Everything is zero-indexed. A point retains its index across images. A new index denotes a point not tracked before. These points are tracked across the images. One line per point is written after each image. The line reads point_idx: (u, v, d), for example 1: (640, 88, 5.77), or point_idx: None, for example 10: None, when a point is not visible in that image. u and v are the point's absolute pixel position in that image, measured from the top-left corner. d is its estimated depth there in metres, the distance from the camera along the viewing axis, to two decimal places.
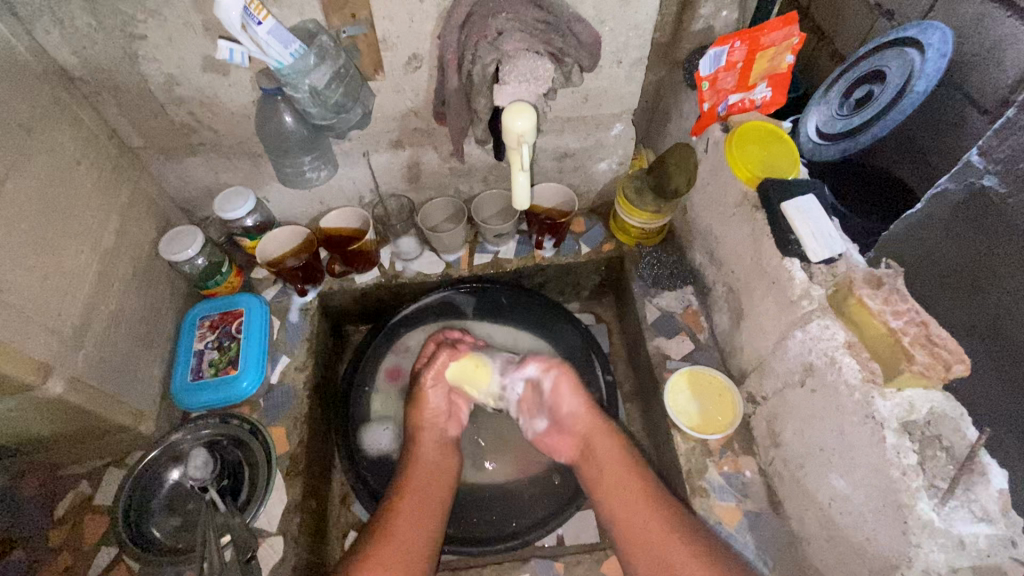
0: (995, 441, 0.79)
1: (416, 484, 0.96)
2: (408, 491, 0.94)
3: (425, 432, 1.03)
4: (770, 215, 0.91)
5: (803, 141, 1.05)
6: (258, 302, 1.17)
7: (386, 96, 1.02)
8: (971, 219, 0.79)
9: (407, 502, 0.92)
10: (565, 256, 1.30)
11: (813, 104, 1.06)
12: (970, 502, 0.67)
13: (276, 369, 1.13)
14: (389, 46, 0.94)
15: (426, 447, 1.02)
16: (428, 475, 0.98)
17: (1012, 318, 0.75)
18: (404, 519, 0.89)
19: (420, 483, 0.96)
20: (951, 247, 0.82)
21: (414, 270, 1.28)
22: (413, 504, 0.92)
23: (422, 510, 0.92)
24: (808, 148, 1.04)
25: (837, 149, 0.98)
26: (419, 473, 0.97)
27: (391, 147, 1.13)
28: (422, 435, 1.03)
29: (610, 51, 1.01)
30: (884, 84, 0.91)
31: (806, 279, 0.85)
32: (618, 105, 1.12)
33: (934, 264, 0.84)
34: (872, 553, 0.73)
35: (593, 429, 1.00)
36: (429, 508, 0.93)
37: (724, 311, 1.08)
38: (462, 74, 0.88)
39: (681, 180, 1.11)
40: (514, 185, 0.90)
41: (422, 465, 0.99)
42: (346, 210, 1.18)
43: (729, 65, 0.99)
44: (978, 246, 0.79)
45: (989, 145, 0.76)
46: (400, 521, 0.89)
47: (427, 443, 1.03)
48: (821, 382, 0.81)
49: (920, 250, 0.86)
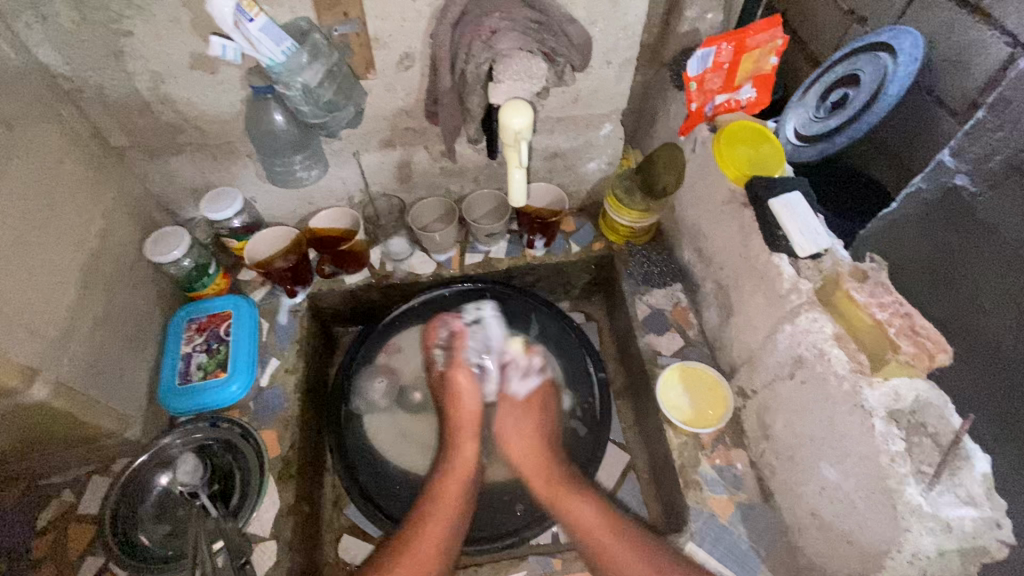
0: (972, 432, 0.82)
1: (451, 489, 0.95)
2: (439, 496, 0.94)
3: (465, 439, 1.01)
4: (758, 211, 0.93)
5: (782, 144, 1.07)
6: (248, 303, 1.15)
7: (378, 95, 1.02)
8: (945, 218, 0.83)
9: (436, 512, 0.91)
10: (556, 255, 1.31)
11: (790, 107, 1.08)
12: (955, 487, 0.69)
13: (266, 371, 1.11)
14: (381, 45, 0.93)
15: (462, 452, 1.00)
16: (462, 480, 0.97)
17: (986, 314, 0.79)
18: (434, 528, 0.89)
19: (455, 487, 0.96)
20: (923, 243, 0.86)
21: (404, 270, 1.28)
22: (445, 512, 0.92)
23: (456, 513, 0.92)
24: (787, 151, 1.06)
25: (815, 151, 1.00)
26: (453, 479, 0.97)
27: (382, 146, 1.13)
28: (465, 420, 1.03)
29: (600, 52, 1.01)
30: (859, 87, 0.94)
31: (794, 273, 0.87)
32: (607, 105, 1.13)
33: (911, 263, 0.88)
34: (864, 539, 0.75)
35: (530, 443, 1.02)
36: (454, 512, 0.92)
37: (714, 307, 1.10)
38: (455, 73, 0.88)
39: (670, 178, 1.17)
40: (510, 182, 0.90)
41: (460, 471, 0.98)
42: (337, 210, 1.19)
43: (717, 66, 1.01)
44: (953, 242, 0.82)
45: (961, 145, 0.80)
46: (430, 528, 0.89)
47: (473, 439, 1.02)
48: (810, 374, 0.83)
49: (897, 248, 0.90)
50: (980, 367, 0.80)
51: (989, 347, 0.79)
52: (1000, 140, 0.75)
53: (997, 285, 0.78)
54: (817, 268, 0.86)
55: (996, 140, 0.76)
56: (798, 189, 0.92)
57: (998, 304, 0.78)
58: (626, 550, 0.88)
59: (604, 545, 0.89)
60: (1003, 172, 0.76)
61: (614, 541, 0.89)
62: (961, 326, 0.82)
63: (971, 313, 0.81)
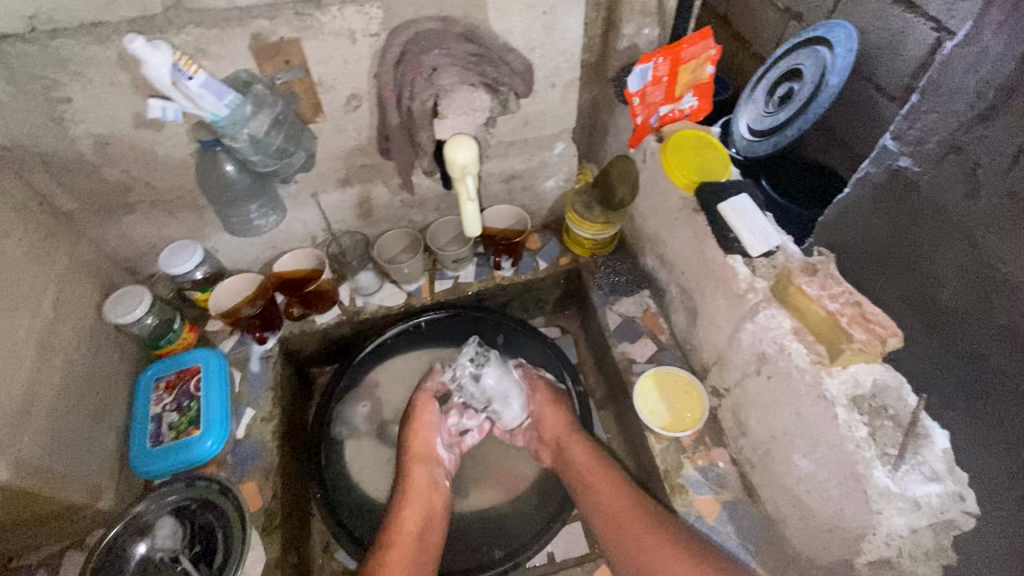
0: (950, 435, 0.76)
1: (410, 518, 0.98)
2: (401, 521, 0.97)
3: (416, 467, 1.04)
4: (708, 215, 0.96)
5: (738, 140, 1.11)
6: (217, 354, 1.14)
7: (329, 136, 1.01)
8: (895, 200, 0.82)
9: (402, 534, 0.95)
10: (524, 274, 1.33)
11: (742, 105, 1.11)
12: (919, 465, 0.72)
13: (241, 423, 1.10)
14: (326, 88, 0.94)
15: (416, 480, 1.02)
16: (420, 506, 1.00)
17: (942, 288, 0.76)
18: (399, 554, 0.92)
19: (415, 509, 0.99)
20: (877, 225, 0.85)
21: (375, 303, 1.28)
22: (407, 538, 0.95)
23: (417, 539, 0.95)
24: (743, 146, 1.09)
25: (770, 144, 1.04)
26: (411, 506, 0.99)
27: (339, 185, 1.13)
28: (418, 444, 1.06)
29: (543, 76, 1.04)
30: (802, 81, 0.98)
31: (749, 273, 0.89)
32: (557, 126, 1.16)
33: (870, 245, 0.87)
34: (841, 525, 0.77)
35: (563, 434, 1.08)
36: (420, 531, 0.97)
37: (680, 311, 1.12)
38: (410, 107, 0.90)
39: (625, 191, 1.17)
40: (465, 215, 0.90)
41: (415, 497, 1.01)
42: (300, 251, 1.20)
43: (656, 79, 1.04)
44: (905, 223, 0.81)
45: (901, 129, 0.79)
46: (394, 556, 0.92)
47: (419, 464, 1.04)
48: (774, 369, 0.85)
49: (852, 232, 0.90)
50: (944, 347, 0.77)
51: (948, 324, 0.76)
52: (934, 122, 0.74)
53: (946, 260, 0.75)
54: (770, 266, 0.88)
55: (933, 121, 0.74)
56: (746, 191, 0.94)
57: (953, 279, 0.75)
58: (660, 543, 0.89)
59: (631, 530, 0.93)
60: (944, 151, 0.73)
61: (646, 533, 0.91)
62: (924, 305, 0.80)
63: (930, 291, 0.78)
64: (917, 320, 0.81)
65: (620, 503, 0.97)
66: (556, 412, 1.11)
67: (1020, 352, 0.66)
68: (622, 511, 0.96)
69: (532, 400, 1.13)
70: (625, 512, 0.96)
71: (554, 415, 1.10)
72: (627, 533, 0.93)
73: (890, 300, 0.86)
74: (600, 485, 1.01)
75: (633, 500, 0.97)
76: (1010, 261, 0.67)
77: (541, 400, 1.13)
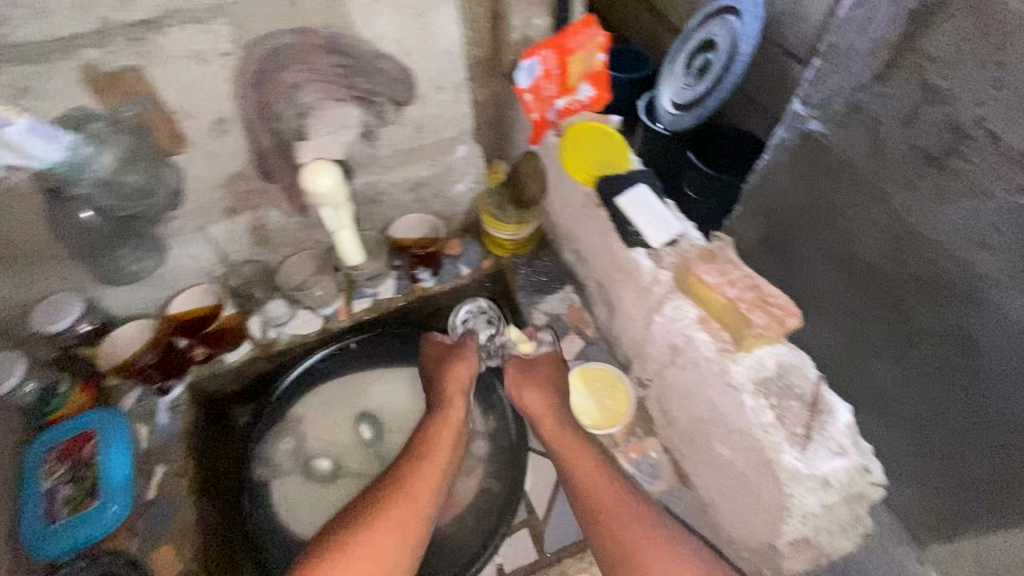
0: (875, 384, 0.82)
1: (416, 489, 0.91)
2: (413, 483, 0.92)
3: (437, 443, 0.99)
4: (609, 209, 0.94)
5: (662, 116, 1.01)
6: (115, 412, 1.05)
7: (201, 165, 0.93)
8: (816, 163, 0.82)
9: (401, 506, 0.88)
10: (446, 282, 1.28)
11: (664, 80, 1.02)
12: (826, 441, 0.72)
13: (150, 483, 1.03)
14: (185, 115, 0.85)
15: (438, 450, 0.98)
16: (428, 480, 0.94)
17: (862, 243, 0.78)
18: (385, 532, 0.85)
19: (425, 484, 0.92)
20: (798, 191, 0.85)
21: (288, 334, 1.19)
22: (399, 516, 0.87)
23: (413, 517, 0.88)
24: (668, 121, 0.99)
25: (694, 117, 0.93)
26: (421, 476, 0.93)
27: (226, 215, 1.04)
28: (452, 410, 1.04)
29: (428, 80, 0.99)
30: (718, 50, 0.90)
31: (653, 265, 0.88)
32: (454, 128, 1.11)
33: (792, 211, 0.87)
34: (760, 507, 0.78)
35: (549, 420, 0.99)
36: (417, 505, 0.89)
37: (601, 305, 1.11)
38: (282, 123, 0.91)
39: (534, 188, 1.18)
40: (341, 241, 0.94)
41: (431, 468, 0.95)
42: (196, 288, 1.11)
43: (546, 73, 1.01)
44: (823, 187, 0.82)
45: (808, 93, 0.80)
46: (376, 536, 0.84)
47: (443, 438, 1.00)
48: (686, 360, 0.85)
49: (774, 193, 0.88)
50: (858, 302, 0.81)
51: (873, 277, 0.78)
52: (838, 83, 0.77)
53: (883, 214, 0.74)
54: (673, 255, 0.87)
55: (836, 83, 0.77)
56: (643, 180, 0.93)
57: (870, 232, 0.76)
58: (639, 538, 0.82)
59: (608, 523, 0.85)
60: (845, 112, 0.77)
61: (627, 528, 0.83)
62: (847, 262, 0.81)
63: (850, 246, 0.79)
64: (839, 279, 0.83)
65: (608, 493, 0.88)
66: (545, 401, 1.00)
67: (940, 299, 0.70)
68: (611, 503, 0.86)
69: (530, 376, 1.04)
70: (611, 499, 0.87)
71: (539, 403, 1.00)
72: (607, 525, 0.85)
73: (813, 267, 0.87)
74: (594, 475, 0.90)
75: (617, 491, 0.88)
76: (924, 215, 0.69)
77: (537, 378, 1.04)
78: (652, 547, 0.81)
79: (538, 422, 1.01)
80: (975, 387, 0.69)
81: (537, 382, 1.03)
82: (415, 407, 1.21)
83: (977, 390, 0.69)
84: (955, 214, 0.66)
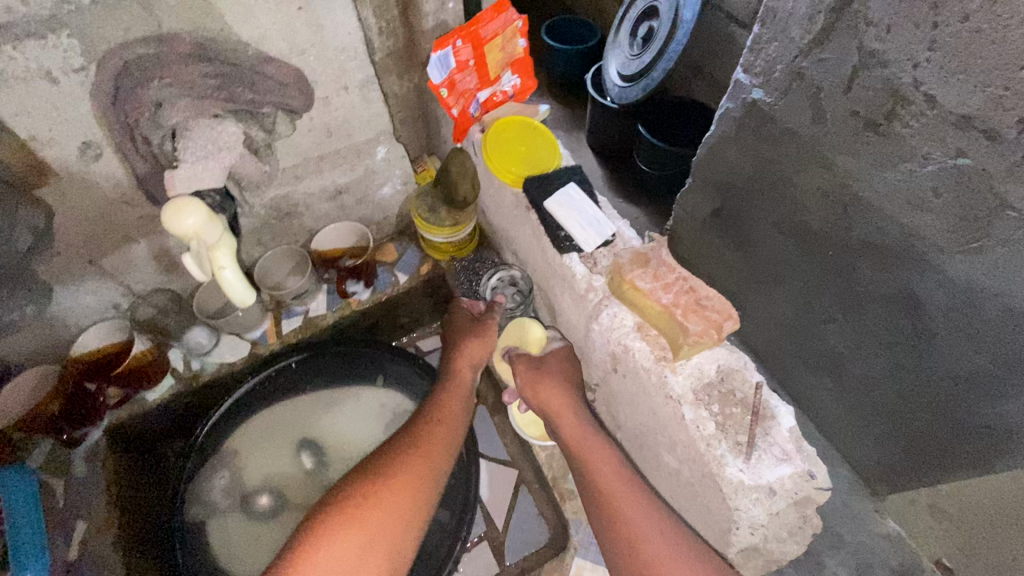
0: (831, 344, 0.78)
1: (415, 469, 0.85)
2: (410, 463, 0.85)
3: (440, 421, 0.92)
4: (538, 212, 0.88)
5: (610, 88, 1.06)
6: (19, 472, 0.93)
7: (75, 195, 0.82)
8: (758, 133, 0.72)
9: (395, 489, 0.81)
10: (381, 294, 1.19)
11: (608, 52, 1.09)
12: (770, 447, 0.70)
13: (72, 541, 0.93)
14: (42, 142, 0.74)
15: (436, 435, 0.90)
16: (429, 462, 0.87)
17: (807, 210, 0.71)
18: (376, 512, 0.78)
19: (422, 469, 0.85)
20: (746, 157, 0.75)
21: (214, 362, 1.11)
22: (395, 497, 0.81)
23: (412, 498, 0.82)
24: (615, 92, 1.04)
25: (636, 89, 0.99)
26: (422, 455, 0.87)
27: (119, 244, 0.94)
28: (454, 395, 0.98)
29: (330, 80, 0.90)
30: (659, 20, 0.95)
31: (586, 271, 0.83)
32: (368, 130, 1.03)
33: (738, 178, 0.78)
34: (710, 517, 0.75)
35: (566, 413, 0.88)
36: (415, 488, 0.83)
37: (543, 308, 1.06)
38: (154, 146, 0.79)
39: (467, 187, 1.04)
40: (225, 284, 0.76)
41: (430, 452, 0.88)
42: (103, 324, 1.01)
43: (462, 65, 0.92)
44: (770, 155, 0.72)
45: (749, 62, 0.69)
46: (368, 515, 0.78)
47: (445, 418, 0.93)
48: (626, 369, 0.80)
49: (722, 167, 0.80)
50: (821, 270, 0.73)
51: (830, 244, 0.70)
52: (776, 50, 0.65)
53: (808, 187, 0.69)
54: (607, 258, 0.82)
55: (774, 50, 0.65)
56: (573, 179, 0.88)
57: (818, 200, 0.68)
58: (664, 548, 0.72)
59: (630, 527, 0.75)
60: (788, 80, 0.65)
61: (652, 536, 0.74)
62: (794, 227, 0.74)
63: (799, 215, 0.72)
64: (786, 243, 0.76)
65: (627, 492, 0.78)
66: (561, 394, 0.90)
67: (905, 269, 0.62)
68: (636, 509, 0.76)
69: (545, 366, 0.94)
70: (630, 499, 0.78)
71: (558, 396, 0.90)
72: (628, 531, 0.75)
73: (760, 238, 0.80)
74: (619, 477, 0.80)
75: (644, 497, 0.78)
76: (863, 176, 0.62)
77: (556, 368, 0.94)
78: (669, 560, 0.71)
79: (552, 417, 0.90)
80: (928, 355, 0.65)
81: (552, 378, 0.92)
82: (362, 434, 1.14)
83: (931, 361, 0.65)
84: (892, 178, 0.59)
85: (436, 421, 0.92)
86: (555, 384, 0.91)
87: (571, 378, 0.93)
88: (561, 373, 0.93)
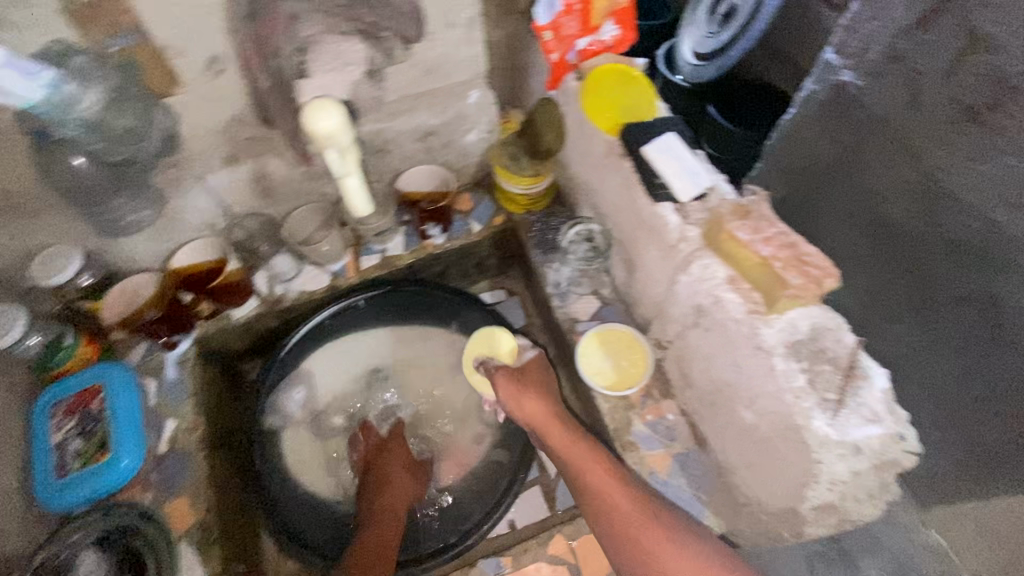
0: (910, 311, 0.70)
1: (374, 535, 0.95)
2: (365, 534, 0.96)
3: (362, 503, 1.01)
4: (634, 160, 0.88)
5: (682, 66, 0.90)
6: (121, 367, 1.00)
7: (197, 109, 0.87)
8: (839, 117, 0.69)
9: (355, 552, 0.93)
10: (456, 240, 1.23)
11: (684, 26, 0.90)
12: (859, 407, 0.69)
13: (162, 438, 1.01)
14: (175, 52, 0.79)
15: (391, 501, 1.01)
16: (387, 524, 0.98)
17: (888, 201, 0.67)
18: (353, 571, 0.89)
19: (379, 531, 0.96)
20: (825, 142, 0.72)
21: (296, 290, 1.16)
22: (369, 554, 0.92)
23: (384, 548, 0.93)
24: (688, 72, 0.89)
25: (712, 68, 0.83)
26: (377, 523, 0.97)
27: (226, 163, 0.99)
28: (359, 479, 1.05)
29: (438, 14, 0.91)
30: None
31: (679, 221, 0.83)
32: (465, 72, 1.03)
33: (814, 163, 0.74)
34: (783, 473, 0.75)
35: (552, 429, 0.98)
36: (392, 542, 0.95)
37: (619, 263, 1.06)
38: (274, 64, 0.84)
39: (551, 139, 1.11)
40: (348, 190, 0.93)
41: (382, 519, 0.98)
42: (202, 241, 1.06)
43: (567, 8, 0.90)
44: (851, 139, 0.69)
45: (840, 41, 0.65)
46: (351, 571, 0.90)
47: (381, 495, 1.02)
48: (712, 322, 0.81)
49: (803, 152, 0.75)
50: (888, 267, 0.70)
51: (905, 237, 0.66)
52: (874, 29, 0.62)
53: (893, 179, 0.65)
54: (703, 210, 0.82)
55: (872, 31, 0.62)
56: (673, 129, 0.87)
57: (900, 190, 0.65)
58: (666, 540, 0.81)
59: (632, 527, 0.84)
60: (882, 62, 0.62)
61: (646, 529, 0.83)
62: (865, 218, 0.71)
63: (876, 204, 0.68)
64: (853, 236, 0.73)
65: (623, 504, 0.86)
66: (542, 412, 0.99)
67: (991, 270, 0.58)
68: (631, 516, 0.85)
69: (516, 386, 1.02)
70: (635, 513, 0.85)
71: (540, 409, 0.99)
72: (634, 542, 0.83)
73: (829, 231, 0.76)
74: (612, 492, 0.87)
75: (638, 506, 0.85)
76: (953, 169, 0.58)
77: (530, 381, 1.03)
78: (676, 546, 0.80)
79: (543, 431, 0.98)
80: (1001, 354, 0.60)
81: (535, 393, 1.01)
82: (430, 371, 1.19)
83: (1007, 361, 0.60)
84: (990, 170, 0.55)
85: (379, 490, 1.03)
86: (533, 395, 1.00)
87: (548, 388, 1.02)
88: (535, 390, 1.01)
